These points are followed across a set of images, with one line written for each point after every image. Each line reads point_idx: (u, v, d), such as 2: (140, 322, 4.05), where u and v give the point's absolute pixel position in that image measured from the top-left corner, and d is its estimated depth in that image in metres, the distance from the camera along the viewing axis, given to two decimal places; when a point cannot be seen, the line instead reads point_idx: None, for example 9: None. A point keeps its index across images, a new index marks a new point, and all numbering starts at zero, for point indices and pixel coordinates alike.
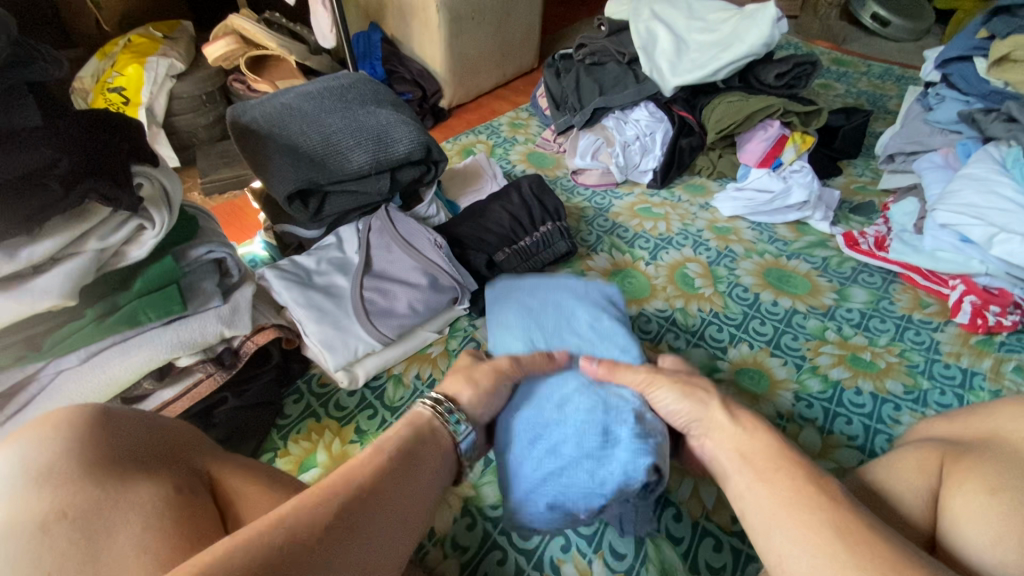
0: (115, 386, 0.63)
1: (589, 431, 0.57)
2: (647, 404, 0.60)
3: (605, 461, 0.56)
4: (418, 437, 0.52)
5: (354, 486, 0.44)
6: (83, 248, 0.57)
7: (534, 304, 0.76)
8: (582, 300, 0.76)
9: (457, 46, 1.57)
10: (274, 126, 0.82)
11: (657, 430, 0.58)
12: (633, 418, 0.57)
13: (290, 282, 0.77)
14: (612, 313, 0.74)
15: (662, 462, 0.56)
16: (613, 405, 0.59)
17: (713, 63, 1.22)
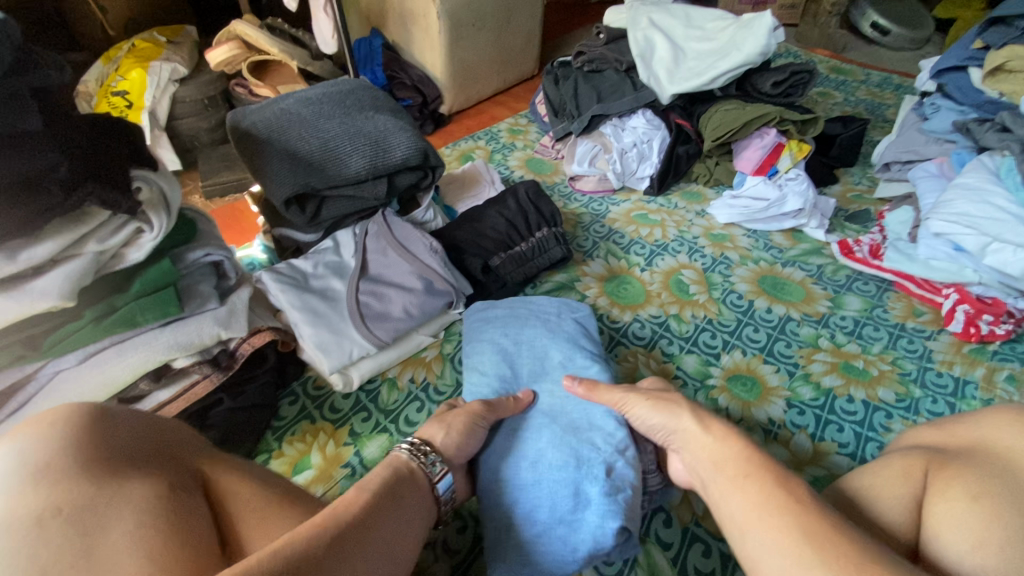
0: (112, 387, 0.63)
1: (560, 490, 0.60)
2: (620, 449, 0.63)
3: (576, 525, 0.58)
4: (399, 479, 0.54)
5: (344, 520, 0.45)
6: (83, 250, 0.58)
7: (511, 343, 0.77)
8: (555, 335, 0.78)
9: (458, 52, 1.59)
10: (273, 131, 0.83)
11: (628, 478, 0.61)
12: (603, 475, 0.60)
13: (287, 285, 0.78)
14: (583, 348, 0.75)
15: (630, 524, 0.58)
16: (585, 458, 0.62)
17: (710, 72, 1.24)
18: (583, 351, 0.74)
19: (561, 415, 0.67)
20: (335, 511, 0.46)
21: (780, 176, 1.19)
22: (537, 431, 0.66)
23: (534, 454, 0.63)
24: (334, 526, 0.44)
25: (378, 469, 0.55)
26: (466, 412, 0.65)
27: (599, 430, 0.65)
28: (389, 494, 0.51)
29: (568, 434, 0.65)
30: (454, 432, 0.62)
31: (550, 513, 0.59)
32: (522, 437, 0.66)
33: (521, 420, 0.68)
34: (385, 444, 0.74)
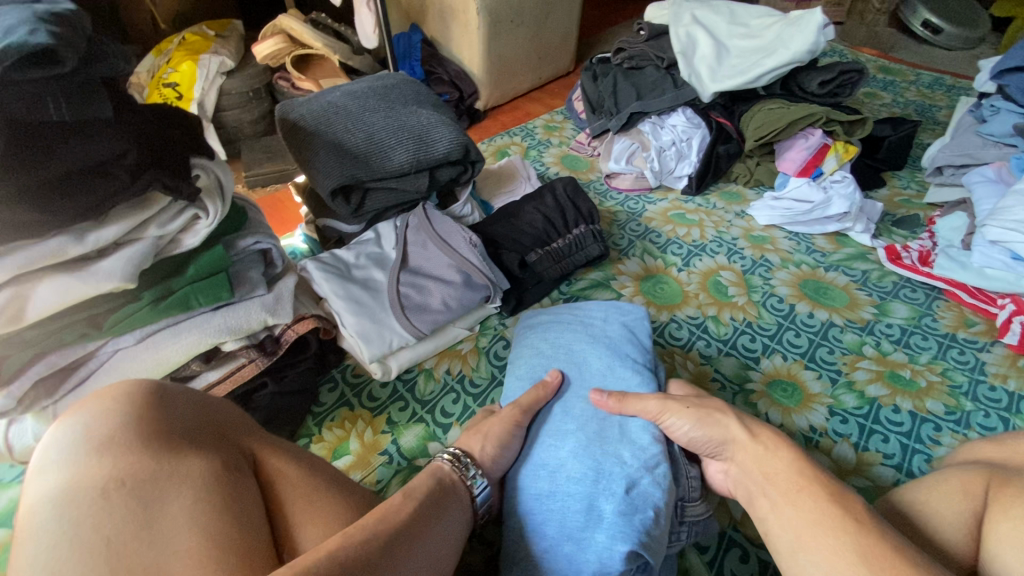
0: (166, 366, 0.66)
1: (573, 504, 0.57)
2: (649, 466, 0.59)
3: (584, 544, 0.55)
4: (441, 487, 0.55)
5: (390, 524, 0.47)
6: (144, 234, 0.60)
7: (552, 349, 0.75)
8: (596, 340, 0.74)
9: (496, 48, 1.59)
10: (321, 123, 0.85)
11: (654, 498, 0.57)
12: (622, 492, 0.57)
13: (331, 273, 0.80)
14: (625, 357, 0.72)
15: (645, 550, 0.54)
16: (605, 472, 0.59)
17: (755, 69, 1.21)
18: (625, 360, 0.71)
19: (591, 423, 0.64)
20: (381, 516, 0.47)
21: (826, 179, 1.16)
22: (561, 439, 0.63)
23: (553, 464, 0.61)
24: (380, 532, 0.45)
25: (421, 474, 0.56)
26: (504, 421, 0.64)
27: (631, 442, 0.61)
28: (429, 501, 0.52)
29: (593, 445, 0.61)
30: (491, 442, 0.62)
31: (561, 529, 0.56)
32: (547, 443, 0.63)
33: (552, 425, 0.65)
34: (422, 433, 0.75)
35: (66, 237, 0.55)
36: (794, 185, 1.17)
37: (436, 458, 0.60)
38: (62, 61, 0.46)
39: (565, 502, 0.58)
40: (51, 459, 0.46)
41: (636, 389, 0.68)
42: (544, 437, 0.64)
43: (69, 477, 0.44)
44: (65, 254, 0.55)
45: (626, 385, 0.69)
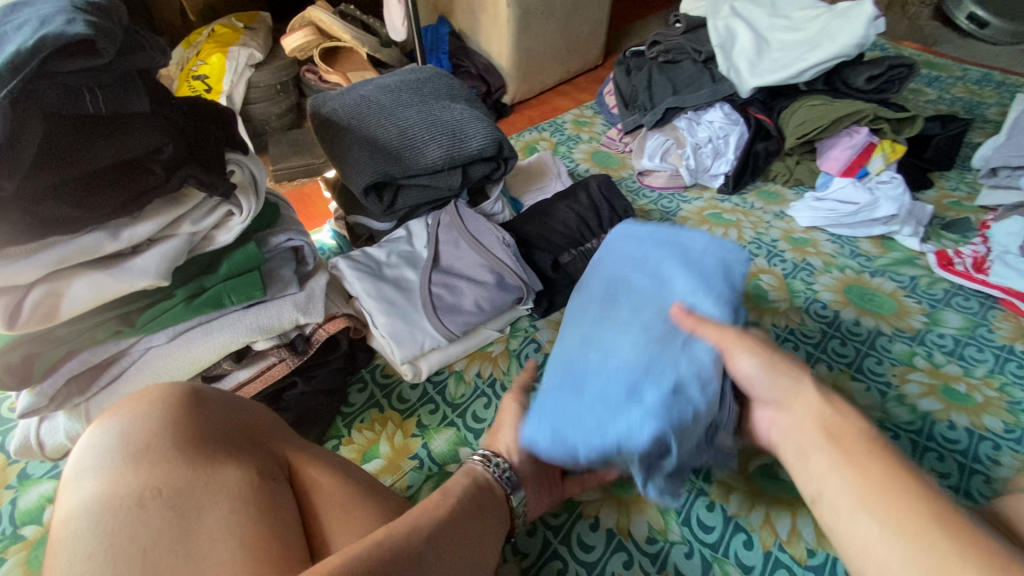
0: (197, 365, 0.65)
1: (616, 382, 0.50)
2: (705, 375, 0.50)
3: (620, 413, 0.48)
4: (479, 486, 0.56)
5: (431, 516, 0.49)
6: (177, 231, 0.59)
7: (634, 269, 0.62)
8: (688, 266, 0.60)
9: (525, 41, 1.56)
10: (353, 118, 0.83)
11: (696, 403, 0.49)
12: (670, 388, 0.49)
13: (362, 272, 0.78)
14: (715, 288, 0.57)
15: (673, 441, 0.47)
16: (658, 367, 0.50)
17: (799, 64, 1.16)
18: (716, 286, 0.57)
19: (657, 327, 0.55)
20: (412, 528, 0.46)
21: (872, 180, 1.11)
22: (624, 330, 0.55)
23: (607, 350, 0.54)
24: (421, 527, 0.47)
25: (460, 475, 0.57)
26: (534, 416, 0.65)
27: (691, 350, 0.52)
28: (460, 512, 0.51)
29: (653, 342, 0.53)
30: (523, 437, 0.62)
31: (596, 408, 0.50)
32: (608, 333, 0.56)
33: (618, 321, 0.57)
34: (453, 438, 0.73)
35: (100, 233, 0.54)
36: (838, 186, 1.11)
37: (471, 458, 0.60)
38: (100, 51, 0.44)
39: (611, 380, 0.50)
40: (88, 466, 0.46)
41: (717, 316, 0.55)
42: (590, 336, 0.56)
43: (105, 484, 0.44)
44: (100, 250, 0.54)
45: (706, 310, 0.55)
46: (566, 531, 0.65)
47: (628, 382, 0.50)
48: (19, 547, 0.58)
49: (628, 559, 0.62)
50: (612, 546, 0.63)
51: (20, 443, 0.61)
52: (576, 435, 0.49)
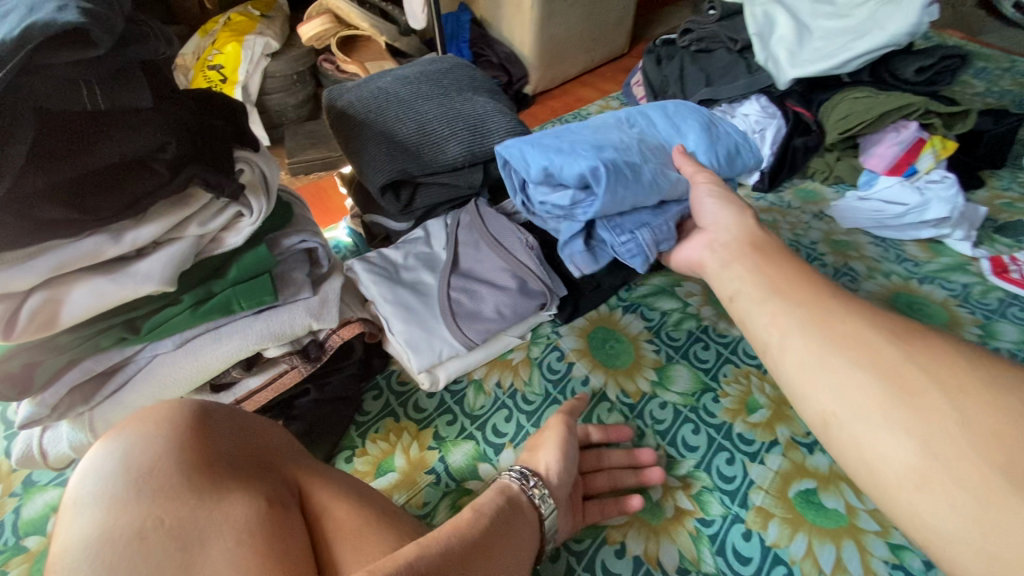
0: (205, 373, 0.62)
1: (590, 146, 0.70)
2: (660, 170, 0.70)
3: (575, 156, 0.69)
4: (511, 506, 0.54)
5: (459, 539, 0.47)
6: (184, 233, 0.56)
7: (662, 117, 0.78)
8: (707, 133, 0.76)
9: (549, 29, 1.50)
10: (370, 111, 0.78)
11: (638, 175, 0.68)
12: (623, 160, 0.69)
13: (379, 276, 0.74)
14: (716, 151, 0.74)
15: (596, 184, 0.67)
16: (629, 151, 0.71)
17: (844, 53, 1.09)
18: (719, 152, 0.74)
19: (649, 142, 0.73)
20: (429, 560, 0.43)
21: (923, 180, 1.03)
22: (622, 131, 0.74)
23: (602, 132, 0.74)
24: (449, 550, 0.45)
25: (491, 494, 0.55)
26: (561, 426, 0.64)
27: (662, 163, 0.72)
28: (484, 541, 0.48)
29: (637, 144, 0.72)
30: (552, 448, 0.61)
31: (564, 155, 0.69)
32: (610, 128, 0.75)
33: (626, 127, 0.76)
34: (471, 452, 0.69)
35: (102, 237, 0.51)
36: (883, 185, 1.05)
37: (504, 476, 0.59)
38: (96, 42, 0.41)
39: (586, 146, 0.70)
40: (88, 489, 0.43)
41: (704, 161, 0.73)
42: (615, 124, 0.75)
43: (103, 513, 0.41)
44: (102, 255, 0.51)
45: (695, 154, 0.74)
46: (591, 556, 0.61)
47: (597, 156, 0.69)
48: (21, 559, 0.56)
49: None
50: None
51: (23, 452, 0.59)
52: (535, 153, 0.71)
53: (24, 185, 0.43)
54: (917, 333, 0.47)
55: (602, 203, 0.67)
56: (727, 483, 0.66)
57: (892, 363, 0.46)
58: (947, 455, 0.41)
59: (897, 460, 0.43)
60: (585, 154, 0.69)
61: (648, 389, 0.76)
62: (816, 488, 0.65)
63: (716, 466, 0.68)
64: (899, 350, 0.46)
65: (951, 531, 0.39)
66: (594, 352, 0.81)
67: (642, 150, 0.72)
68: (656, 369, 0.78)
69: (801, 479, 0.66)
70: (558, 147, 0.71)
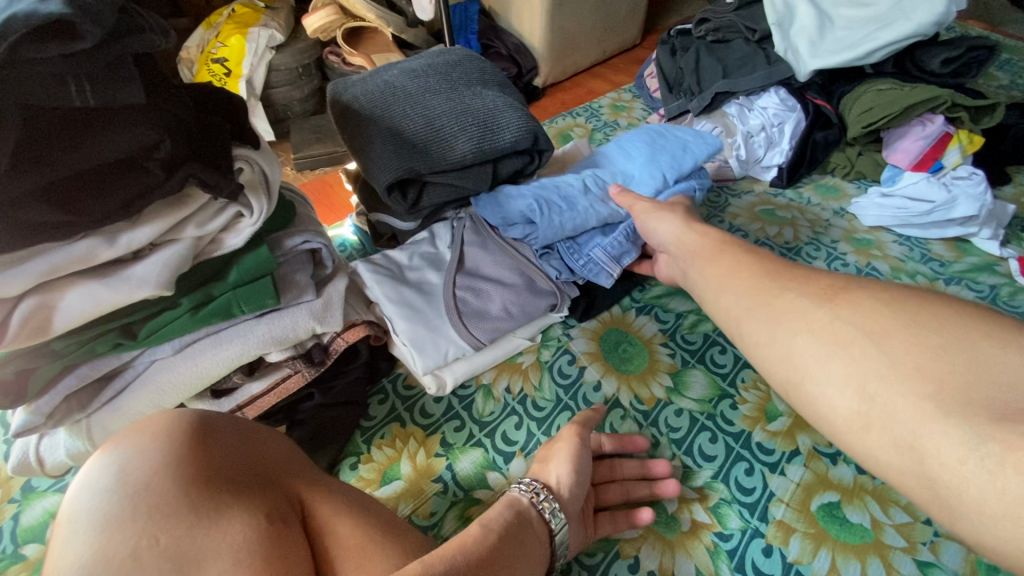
0: (206, 379, 0.60)
1: (537, 185, 0.77)
2: (603, 200, 0.76)
3: (521, 195, 0.75)
4: (520, 520, 0.52)
5: (467, 557, 0.45)
6: (182, 235, 0.54)
7: (610, 154, 0.85)
8: (651, 156, 0.82)
9: (559, 19, 1.46)
10: (375, 105, 0.75)
11: (577, 206, 0.75)
12: (567, 196, 0.75)
13: (384, 277, 0.72)
14: (659, 168, 0.80)
15: (541, 218, 0.73)
16: (575, 185, 0.77)
17: (868, 43, 1.04)
18: (663, 165, 0.81)
19: (598, 176, 0.80)
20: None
21: (951, 175, 0.99)
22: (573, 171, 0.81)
23: (552, 174, 0.81)
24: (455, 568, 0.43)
25: (498, 506, 0.53)
26: (573, 436, 0.61)
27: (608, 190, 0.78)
28: (493, 560, 0.46)
29: (583, 179, 0.79)
30: (562, 460, 0.58)
31: (509, 196, 0.76)
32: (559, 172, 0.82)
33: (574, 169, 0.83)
34: (479, 460, 0.67)
35: (95, 240, 0.49)
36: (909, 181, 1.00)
37: (513, 487, 0.56)
38: (83, 35, 0.38)
39: (530, 186, 0.77)
40: (82, 505, 0.41)
41: (650, 177, 0.80)
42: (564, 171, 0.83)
43: (97, 530, 0.40)
44: (95, 258, 0.49)
45: (642, 175, 0.80)
46: (604, 571, 0.58)
47: (541, 191, 0.76)
48: (19, 568, 0.55)
49: None
50: None
51: (19, 461, 0.58)
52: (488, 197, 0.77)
53: (11, 187, 0.41)
54: (853, 295, 0.49)
55: (545, 233, 0.72)
56: (746, 495, 0.63)
57: (822, 321, 0.49)
58: (883, 396, 0.43)
59: (842, 409, 0.45)
60: (528, 193, 0.75)
61: (662, 395, 0.73)
62: (839, 501, 0.62)
63: (735, 477, 0.65)
64: (826, 311, 0.49)
65: (898, 468, 0.42)
66: (606, 356, 0.78)
67: (587, 183, 0.78)
68: (671, 374, 0.75)
69: (824, 491, 0.63)
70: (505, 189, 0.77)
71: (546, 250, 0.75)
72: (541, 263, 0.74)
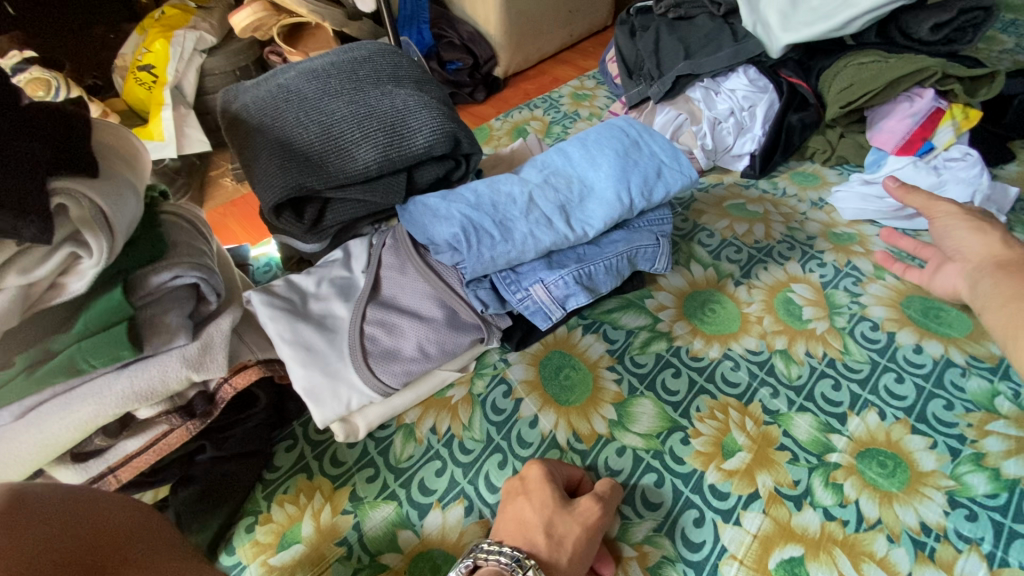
0: (58, 445, 0.52)
1: (472, 202, 0.65)
2: (548, 224, 0.64)
3: (446, 218, 0.63)
4: None
5: None
6: (2, 284, 0.46)
7: (574, 156, 0.70)
8: (623, 168, 0.68)
9: (515, 3, 1.35)
10: (266, 114, 0.66)
11: (514, 233, 0.62)
12: (501, 219, 0.63)
13: (280, 309, 0.62)
14: (628, 189, 0.66)
15: (466, 250, 0.61)
16: (514, 204, 0.65)
17: (846, 12, 0.93)
18: (631, 183, 0.66)
19: (549, 190, 0.66)
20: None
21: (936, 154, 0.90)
22: (521, 179, 0.68)
23: (497, 182, 0.67)
24: None
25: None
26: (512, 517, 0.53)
27: (558, 212, 0.65)
28: None
29: (527, 194, 0.66)
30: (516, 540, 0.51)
31: (435, 219, 0.64)
32: (507, 177, 0.68)
33: (527, 174, 0.69)
34: (391, 516, 0.59)
35: None
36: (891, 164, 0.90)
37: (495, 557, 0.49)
38: None
39: (462, 203, 0.64)
40: None
41: (613, 199, 0.65)
42: (514, 176, 0.69)
43: None
44: None
45: (602, 195, 0.66)
46: None
47: (472, 213, 0.63)
48: None
49: None
50: None
51: None
52: (418, 217, 0.65)
53: None
54: None
55: (470, 267, 0.61)
56: (693, 552, 0.55)
57: None
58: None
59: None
60: (459, 213, 0.63)
61: (604, 431, 0.64)
62: (803, 557, 0.53)
63: (681, 529, 0.56)
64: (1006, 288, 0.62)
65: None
66: (546, 385, 0.69)
67: (533, 200, 0.65)
68: (616, 405, 0.66)
69: (785, 545, 0.54)
70: (433, 206, 0.65)
71: (480, 282, 0.64)
72: (466, 293, 0.63)
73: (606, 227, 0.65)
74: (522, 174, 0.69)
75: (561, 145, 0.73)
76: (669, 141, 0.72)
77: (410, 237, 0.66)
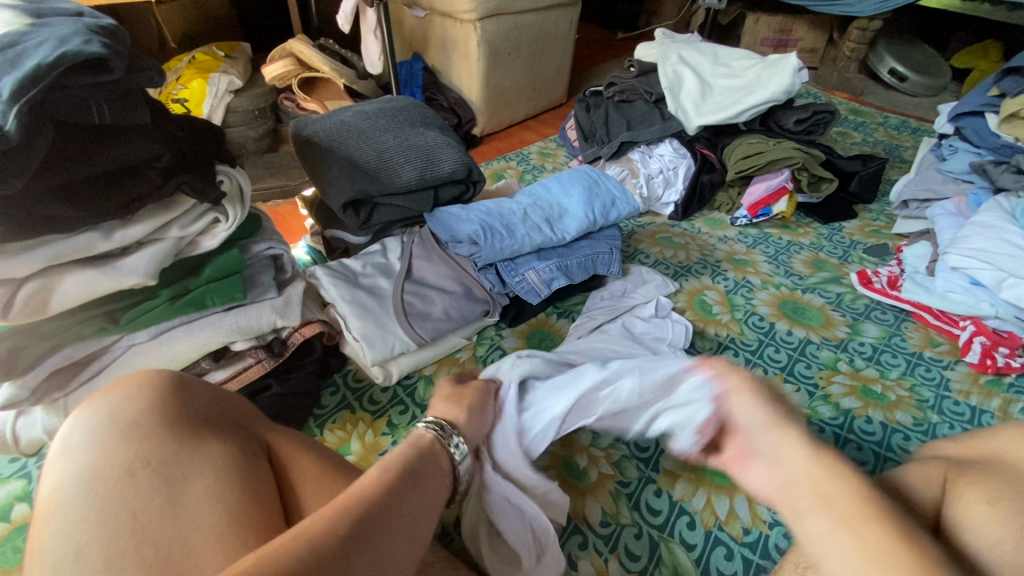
0: (178, 361, 0.69)
1: (484, 214, 0.89)
2: (539, 231, 0.89)
3: (467, 221, 0.87)
4: (420, 455, 0.53)
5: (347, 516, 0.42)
6: (166, 235, 0.64)
7: (555, 188, 0.97)
8: (591, 198, 0.96)
9: (493, 78, 1.68)
10: (332, 140, 0.89)
11: (516, 234, 0.87)
12: (506, 225, 0.88)
13: (338, 279, 0.83)
14: (593, 210, 0.94)
15: (483, 243, 0.85)
16: (515, 216, 0.90)
17: (737, 106, 1.31)
18: (595, 207, 0.94)
19: (538, 210, 0.92)
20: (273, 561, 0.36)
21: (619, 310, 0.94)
22: (518, 201, 0.94)
23: (501, 202, 0.92)
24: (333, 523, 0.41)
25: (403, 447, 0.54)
26: None
27: (545, 226, 0.90)
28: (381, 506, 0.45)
29: (523, 210, 0.91)
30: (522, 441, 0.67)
31: (459, 222, 0.88)
32: (507, 199, 0.94)
33: (521, 199, 0.95)
34: None
35: (94, 234, 0.58)
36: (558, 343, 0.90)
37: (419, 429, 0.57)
38: (112, 70, 0.51)
39: (477, 214, 0.88)
40: (80, 443, 0.51)
41: (584, 217, 0.93)
42: (512, 197, 0.95)
43: (94, 457, 0.50)
44: (92, 249, 0.59)
45: (575, 214, 0.93)
46: None
47: (487, 218, 0.88)
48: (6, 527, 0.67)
49: (584, 541, 0.67)
50: (569, 529, 0.68)
51: None
52: (445, 220, 0.88)
53: (51, 182, 0.52)
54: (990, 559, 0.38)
55: (485, 253, 0.85)
56: (642, 451, 0.77)
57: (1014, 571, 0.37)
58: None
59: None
60: (477, 221, 0.87)
61: None
62: None
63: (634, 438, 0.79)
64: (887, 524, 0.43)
65: None
66: None
67: (527, 214, 0.91)
68: None
69: None
70: (457, 216, 0.88)
71: (489, 268, 0.87)
72: (479, 275, 0.87)
73: (577, 235, 0.92)
74: (516, 198, 0.95)
75: (543, 181, 1.00)
76: (619, 182, 1.01)
77: (435, 235, 0.89)
